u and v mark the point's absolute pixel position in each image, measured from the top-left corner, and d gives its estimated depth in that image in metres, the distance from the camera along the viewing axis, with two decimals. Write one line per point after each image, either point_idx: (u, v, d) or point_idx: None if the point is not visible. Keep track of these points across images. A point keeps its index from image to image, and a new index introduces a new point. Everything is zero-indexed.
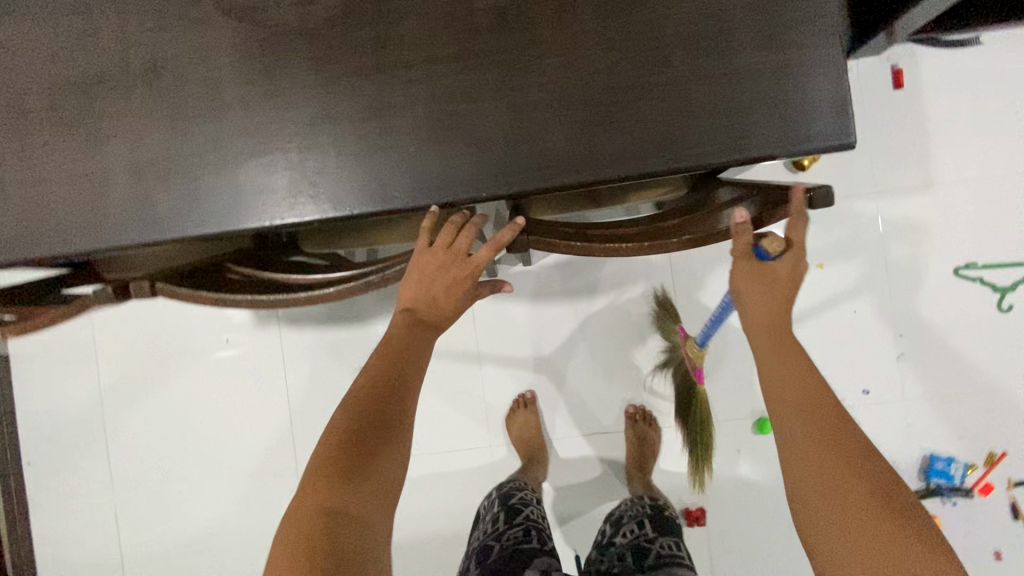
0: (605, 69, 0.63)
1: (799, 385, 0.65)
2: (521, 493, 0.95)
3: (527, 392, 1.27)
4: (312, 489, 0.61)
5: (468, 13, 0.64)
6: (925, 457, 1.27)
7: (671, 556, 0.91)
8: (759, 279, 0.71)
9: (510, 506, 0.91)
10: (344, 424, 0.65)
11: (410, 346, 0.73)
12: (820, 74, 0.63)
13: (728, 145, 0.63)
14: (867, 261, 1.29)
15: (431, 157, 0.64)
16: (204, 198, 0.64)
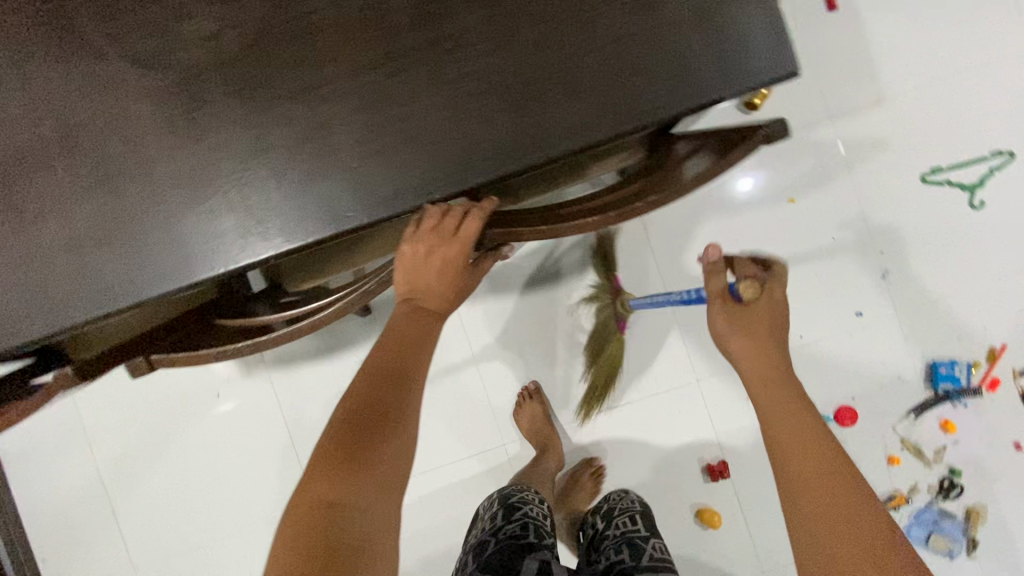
0: (533, 42, 0.61)
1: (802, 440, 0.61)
2: (520, 493, 0.92)
3: (530, 383, 1.27)
4: (313, 478, 0.56)
5: (381, 15, 0.61)
6: (928, 366, 1.28)
7: (661, 554, 0.87)
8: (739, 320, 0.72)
9: (509, 504, 0.87)
10: (348, 412, 0.62)
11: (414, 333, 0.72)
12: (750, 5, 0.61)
13: (672, 101, 0.61)
14: (835, 187, 1.29)
15: (372, 168, 0.61)
16: (153, 257, 0.62)
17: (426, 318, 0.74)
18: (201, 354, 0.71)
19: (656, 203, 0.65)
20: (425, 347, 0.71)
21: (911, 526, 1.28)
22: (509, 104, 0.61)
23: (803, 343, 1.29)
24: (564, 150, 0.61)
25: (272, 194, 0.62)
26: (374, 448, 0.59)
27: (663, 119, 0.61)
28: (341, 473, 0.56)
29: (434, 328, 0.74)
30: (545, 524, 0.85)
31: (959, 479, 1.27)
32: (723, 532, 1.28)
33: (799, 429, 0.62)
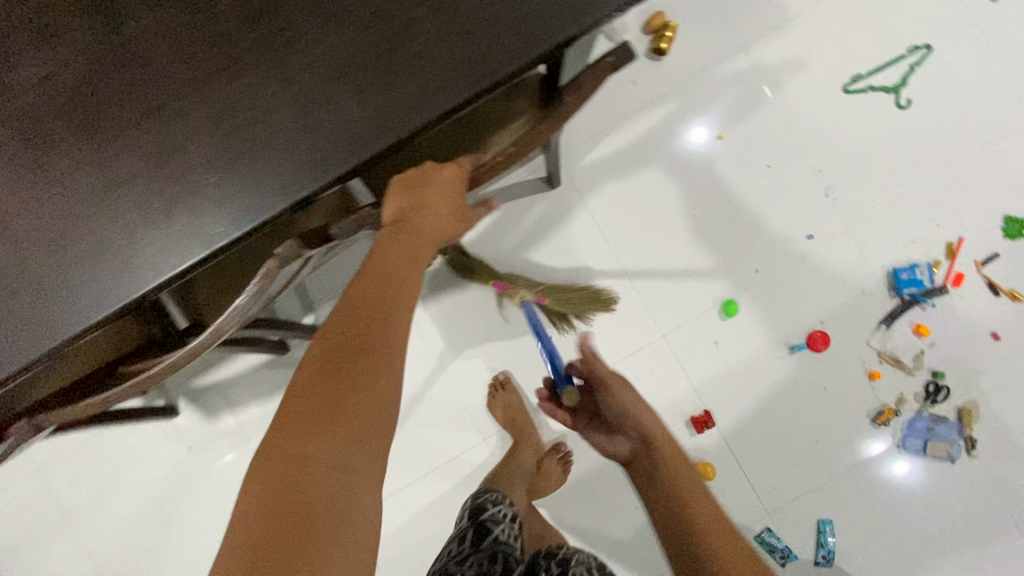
0: (371, 20, 0.60)
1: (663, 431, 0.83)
2: (493, 510, 0.92)
3: (500, 373, 1.24)
4: (288, 426, 0.49)
5: (210, 21, 0.59)
6: (889, 274, 1.27)
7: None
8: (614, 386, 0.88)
9: (481, 525, 0.87)
10: (325, 348, 0.53)
11: (410, 263, 0.61)
12: None
13: (525, 48, 0.60)
14: (761, 116, 1.28)
15: (236, 180, 0.59)
16: (25, 316, 0.59)
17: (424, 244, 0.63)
18: (96, 400, 0.64)
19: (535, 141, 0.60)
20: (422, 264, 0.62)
21: (906, 440, 1.26)
22: (361, 86, 0.60)
23: (761, 277, 1.27)
24: (427, 121, 0.60)
25: (141, 225, 0.59)
26: (351, 398, 0.50)
27: (518, 69, 0.60)
28: (310, 432, 0.48)
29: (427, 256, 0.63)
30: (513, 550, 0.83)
31: (943, 380, 1.26)
32: (721, 480, 1.27)
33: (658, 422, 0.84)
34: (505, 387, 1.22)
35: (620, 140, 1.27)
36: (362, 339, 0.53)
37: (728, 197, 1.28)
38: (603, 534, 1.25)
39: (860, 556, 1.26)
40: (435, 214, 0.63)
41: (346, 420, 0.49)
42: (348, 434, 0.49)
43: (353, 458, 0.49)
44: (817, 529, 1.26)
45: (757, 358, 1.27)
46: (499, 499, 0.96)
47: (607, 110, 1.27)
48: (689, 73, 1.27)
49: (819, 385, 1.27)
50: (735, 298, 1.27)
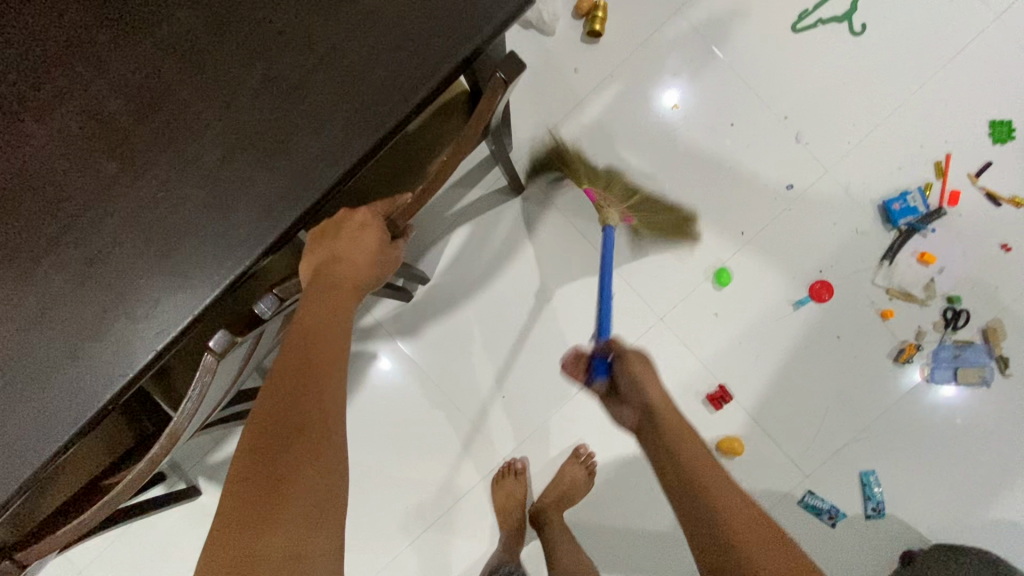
0: (260, 82, 0.57)
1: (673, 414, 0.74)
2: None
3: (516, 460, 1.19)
4: (227, 533, 0.47)
5: (102, 122, 0.56)
6: (880, 207, 1.21)
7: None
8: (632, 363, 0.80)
9: None
10: (255, 442, 0.51)
11: (334, 323, 0.59)
12: None
13: (422, 80, 0.57)
14: (713, 73, 1.23)
15: (164, 276, 0.57)
16: None
17: (347, 300, 0.61)
18: (70, 528, 0.61)
19: (450, 160, 0.53)
20: (345, 326, 0.60)
21: (934, 367, 1.20)
22: (268, 157, 0.57)
23: (748, 238, 1.23)
24: (338, 178, 0.58)
25: (81, 346, 0.57)
26: (292, 477, 0.49)
27: (420, 104, 0.58)
28: (250, 534, 0.46)
29: (353, 310, 0.61)
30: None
31: (960, 305, 1.20)
32: (752, 454, 1.22)
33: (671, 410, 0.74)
34: (516, 476, 1.17)
35: (576, 130, 1.23)
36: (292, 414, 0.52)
37: (698, 164, 1.23)
38: (644, 533, 1.21)
39: (911, 501, 1.21)
40: (352, 263, 0.61)
41: (291, 497, 0.48)
42: (295, 513, 0.48)
43: (303, 535, 0.48)
44: (861, 481, 1.21)
45: (763, 321, 1.22)
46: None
47: (556, 104, 1.23)
48: (631, 48, 1.23)
49: (832, 336, 1.22)
50: (726, 266, 1.22)
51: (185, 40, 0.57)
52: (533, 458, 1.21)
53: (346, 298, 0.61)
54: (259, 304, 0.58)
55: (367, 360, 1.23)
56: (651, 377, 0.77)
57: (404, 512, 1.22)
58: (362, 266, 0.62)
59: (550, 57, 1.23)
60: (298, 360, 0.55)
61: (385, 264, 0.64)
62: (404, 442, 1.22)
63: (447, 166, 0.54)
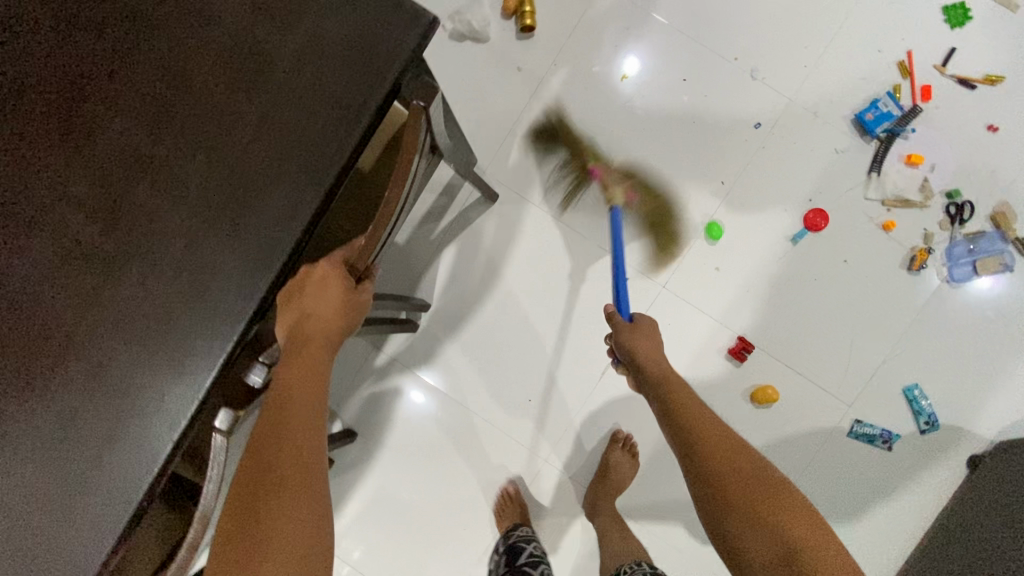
0: (204, 168, 0.59)
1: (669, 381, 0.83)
2: (531, 550, 1.06)
3: (510, 486, 1.21)
4: None
5: (73, 243, 0.59)
6: (855, 121, 1.19)
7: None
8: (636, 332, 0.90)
9: (513, 546, 1.08)
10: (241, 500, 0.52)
11: (311, 377, 0.60)
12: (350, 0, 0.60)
13: (353, 126, 0.59)
14: (654, 35, 1.23)
15: (164, 368, 0.59)
16: None
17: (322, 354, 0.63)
18: None
19: (395, 187, 0.55)
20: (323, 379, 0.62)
21: (952, 269, 1.17)
22: (229, 235, 0.59)
23: (730, 186, 1.21)
24: (299, 238, 0.60)
25: (104, 454, 0.59)
26: (274, 530, 0.50)
27: (357, 148, 0.60)
28: None
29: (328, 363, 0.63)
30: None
31: (961, 197, 1.17)
32: (788, 398, 1.20)
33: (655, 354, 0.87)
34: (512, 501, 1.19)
35: (534, 125, 1.24)
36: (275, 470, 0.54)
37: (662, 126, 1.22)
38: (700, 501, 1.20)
39: (961, 406, 1.18)
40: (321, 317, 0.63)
41: (273, 551, 0.49)
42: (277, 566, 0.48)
43: None
44: (907, 398, 1.18)
45: (766, 263, 1.21)
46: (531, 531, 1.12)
47: (508, 105, 1.24)
48: (567, 32, 1.23)
49: (839, 261, 1.20)
50: (716, 219, 1.21)
51: (128, 148, 0.59)
52: (572, 454, 1.22)
53: (321, 352, 0.63)
54: (252, 375, 0.63)
55: (391, 397, 1.24)
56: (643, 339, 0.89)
57: (462, 536, 1.22)
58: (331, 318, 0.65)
59: (491, 62, 1.24)
60: (277, 417, 0.57)
61: (351, 317, 0.66)
62: (445, 469, 1.23)
63: (395, 202, 0.56)
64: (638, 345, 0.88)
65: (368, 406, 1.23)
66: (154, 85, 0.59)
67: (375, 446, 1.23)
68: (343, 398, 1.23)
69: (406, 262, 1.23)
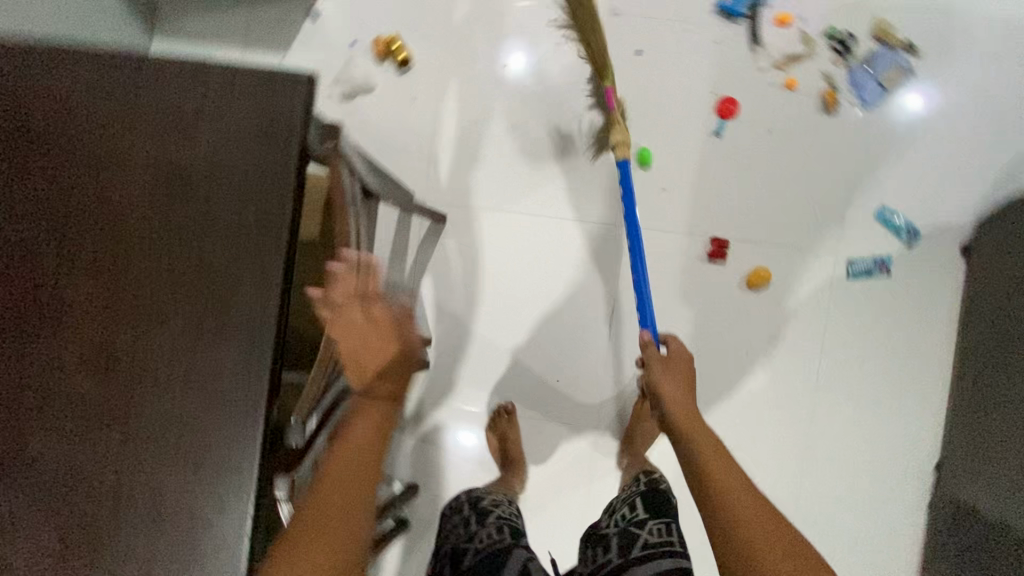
0: (172, 286, 0.64)
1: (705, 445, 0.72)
2: (491, 497, 0.87)
3: (507, 403, 1.25)
4: None
5: (86, 402, 0.63)
6: (721, 11, 1.27)
7: (663, 544, 0.79)
8: (670, 371, 0.84)
9: (480, 504, 0.84)
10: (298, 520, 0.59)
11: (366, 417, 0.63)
12: (234, 92, 0.66)
13: (284, 195, 0.65)
14: (516, 17, 1.30)
15: (210, 473, 0.63)
16: None
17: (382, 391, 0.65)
18: None
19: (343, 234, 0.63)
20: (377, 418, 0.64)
21: (863, 95, 1.25)
22: (219, 334, 0.64)
23: (642, 114, 1.27)
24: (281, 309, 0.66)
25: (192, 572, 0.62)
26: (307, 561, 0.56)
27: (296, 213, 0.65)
28: None
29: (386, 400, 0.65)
30: (522, 526, 0.82)
31: (841, 31, 1.25)
32: (779, 272, 1.25)
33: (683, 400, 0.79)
34: (509, 418, 1.22)
35: (447, 142, 1.28)
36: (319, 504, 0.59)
37: (559, 91, 1.29)
38: (752, 400, 1.23)
39: (928, 210, 1.24)
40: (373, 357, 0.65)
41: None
42: None
43: None
44: (880, 223, 1.24)
45: (704, 166, 1.26)
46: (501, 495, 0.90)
47: (416, 135, 1.28)
48: (440, 49, 1.29)
49: (765, 134, 1.26)
50: (644, 146, 1.26)
51: (101, 298, 0.64)
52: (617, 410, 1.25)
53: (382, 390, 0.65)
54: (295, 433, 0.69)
55: (434, 436, 1.27)
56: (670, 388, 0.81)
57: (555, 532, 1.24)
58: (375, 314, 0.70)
59: (384, 103, 1.28)
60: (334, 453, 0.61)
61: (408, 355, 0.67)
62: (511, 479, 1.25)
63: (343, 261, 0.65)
64: (667, 394, 0.80)
65: (416, 454, 1.26)
66: (103, 238, 0.64)
67: (441, 489, 1.25)
68: (391, 459, 1.26)
69: None
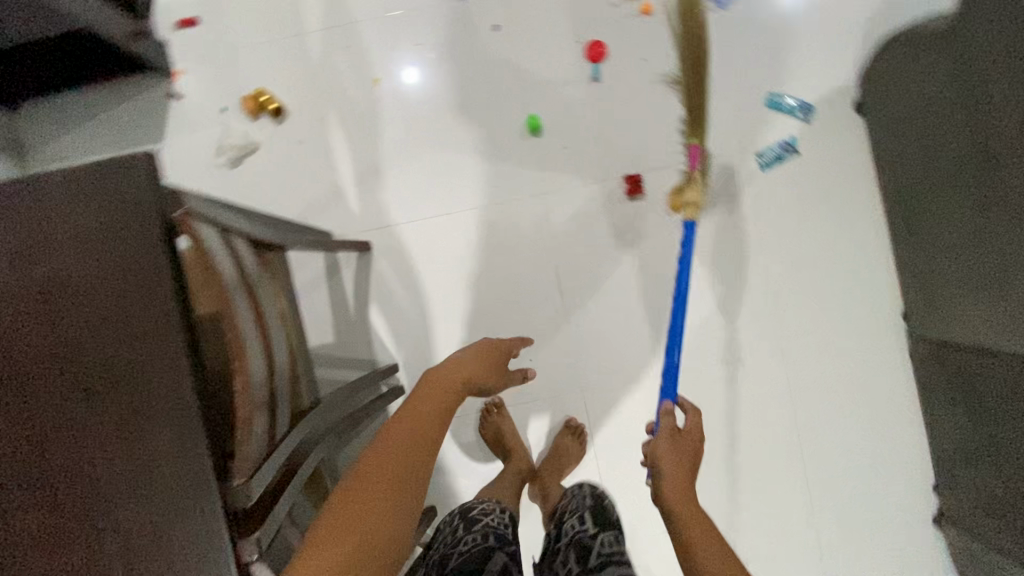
0: (79, 394, 0.62)
1: (704, 534, 0.74)
2: (480, 507, 0.91)
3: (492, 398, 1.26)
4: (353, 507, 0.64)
5: (27, 540, 0.60)
6: None
7: (614, 552, 0.86)
8: (679, 451, 0.85)
9: (470, 516, 0.88)
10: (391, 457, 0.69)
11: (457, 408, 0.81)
12: (72, 186, 0.64)
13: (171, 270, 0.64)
14: (370, 31, 1.29)
15: (181, 561, 0.60)
16: None
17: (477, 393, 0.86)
18: None
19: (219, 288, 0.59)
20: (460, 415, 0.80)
21: None
22: (151, 425, 0.62)
23: (521, 84, 1.29)
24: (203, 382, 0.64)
25: None
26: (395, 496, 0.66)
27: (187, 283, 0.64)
28: (371, 517, 0.63)
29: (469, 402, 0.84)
30: (507, 532, 0.87)
31: None
32: (698, 186, 1.27)
33: (684, 477, 0.82)
34: (501, 413, 1.24)
35: (348, 172, 1.28)
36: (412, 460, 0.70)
37: (435, 87, 1.29)
38: (714, 314, 1.26)
39: (813, 81, 1.28)
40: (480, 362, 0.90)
41: (389, 508, 0.65)
42: (389, 523, 0.64)
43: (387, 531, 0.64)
44: (774, 108, 1.27)
45: (595, 112, 1.28)
46: (493, 506, 0.92)
47: (316, 177, 1.28)
48: (308, 87, 1.28)
49: (641, 64, 1.28)
50: (533, 113, 1.28)
51: (8, 433, 0.61)
52: (595, 367, 1.27)
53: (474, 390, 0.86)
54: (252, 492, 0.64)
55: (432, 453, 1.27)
56: (680, 467, 0.83)
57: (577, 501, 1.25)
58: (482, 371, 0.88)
59: (274, 157, 1.28)
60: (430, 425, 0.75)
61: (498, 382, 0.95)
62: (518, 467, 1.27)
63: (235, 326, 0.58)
64: (670, 467, 0.82)
65: None
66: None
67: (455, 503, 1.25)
68: None
69: (353, 352, 1.27)
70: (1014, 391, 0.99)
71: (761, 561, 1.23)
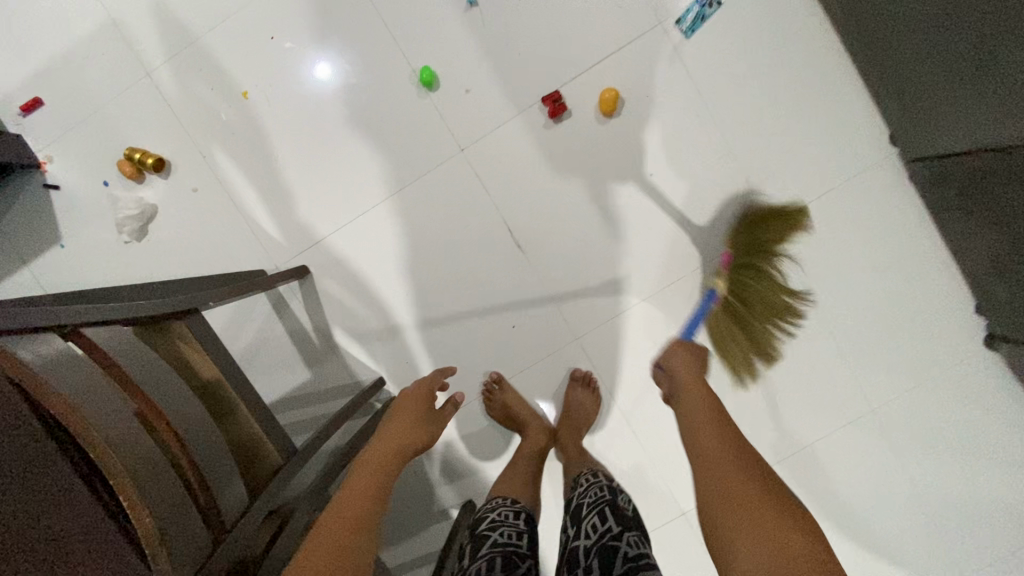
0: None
1: (703, 406, 0.77)
2: (491, 516, 0.85)
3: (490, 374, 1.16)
4: (330, 525, 0.63)
5: None
6: None
7: (639, 555, 0.72)
8: (685, 347, 0.92)
9: (480, 537, 0.80)
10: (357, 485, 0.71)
11: (409, 437, 0.85)
12: None
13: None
14: (219, 43, 1.15)
15: None
16: None
17: (426, 422, 0.91)
18: None
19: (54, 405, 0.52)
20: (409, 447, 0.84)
21: None
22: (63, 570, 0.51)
23: (398, 41, 1.14)
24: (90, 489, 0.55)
25: None
26: (367, 512, 0.67)
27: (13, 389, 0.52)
28: (351, 530, 0.63)
29: (421, 431, 0.88)
30: (521, 548, 0.78)
31: None
32: (625, 81, 1.12)
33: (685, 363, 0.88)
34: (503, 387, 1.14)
35: (254, 201, 1.18)
36: (377, 482, 0.73)
37: (310, 78, 1.15)
38: (687, 211, 1.14)
39: None
40: (423, 395, 0.97)
41: (361, 519, 0.66)
42: (365, 531, 0.64)
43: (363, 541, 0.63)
44: None
45: (487, 40, 1.13)
46: (505, 515, 0.84)
47: (226, 219, 1.18)
48: (180, 128, 1.17)
49: None
50: (421, 66, 1.13)
51: None
52: (579, 311, 1.17)
53: (424, 419, 0.91)
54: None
55: (447, 451, 1.21)
56: (678, 351, 0.91)
57: (605, 448, 1.18)
58: (414, 425, 0.89)
59: (177, 213, 1.18)
60: (383, 454, 0.79)
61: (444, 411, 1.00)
62: None
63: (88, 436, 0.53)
64: (673, 359, 0.90)
65: (442, 476, 1.21)
66: None
67: (485, 490, 1.20)
68: (433, 497, 1.22)
69: (333, 380, 1.21)
70: (1011, 189, 0.87)
71: (815, 445, 1.15)
